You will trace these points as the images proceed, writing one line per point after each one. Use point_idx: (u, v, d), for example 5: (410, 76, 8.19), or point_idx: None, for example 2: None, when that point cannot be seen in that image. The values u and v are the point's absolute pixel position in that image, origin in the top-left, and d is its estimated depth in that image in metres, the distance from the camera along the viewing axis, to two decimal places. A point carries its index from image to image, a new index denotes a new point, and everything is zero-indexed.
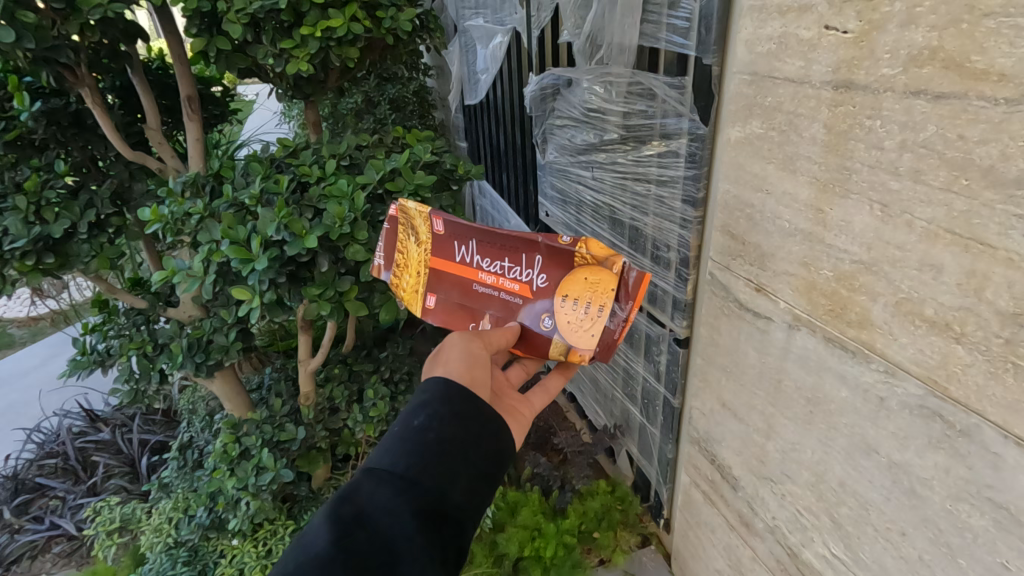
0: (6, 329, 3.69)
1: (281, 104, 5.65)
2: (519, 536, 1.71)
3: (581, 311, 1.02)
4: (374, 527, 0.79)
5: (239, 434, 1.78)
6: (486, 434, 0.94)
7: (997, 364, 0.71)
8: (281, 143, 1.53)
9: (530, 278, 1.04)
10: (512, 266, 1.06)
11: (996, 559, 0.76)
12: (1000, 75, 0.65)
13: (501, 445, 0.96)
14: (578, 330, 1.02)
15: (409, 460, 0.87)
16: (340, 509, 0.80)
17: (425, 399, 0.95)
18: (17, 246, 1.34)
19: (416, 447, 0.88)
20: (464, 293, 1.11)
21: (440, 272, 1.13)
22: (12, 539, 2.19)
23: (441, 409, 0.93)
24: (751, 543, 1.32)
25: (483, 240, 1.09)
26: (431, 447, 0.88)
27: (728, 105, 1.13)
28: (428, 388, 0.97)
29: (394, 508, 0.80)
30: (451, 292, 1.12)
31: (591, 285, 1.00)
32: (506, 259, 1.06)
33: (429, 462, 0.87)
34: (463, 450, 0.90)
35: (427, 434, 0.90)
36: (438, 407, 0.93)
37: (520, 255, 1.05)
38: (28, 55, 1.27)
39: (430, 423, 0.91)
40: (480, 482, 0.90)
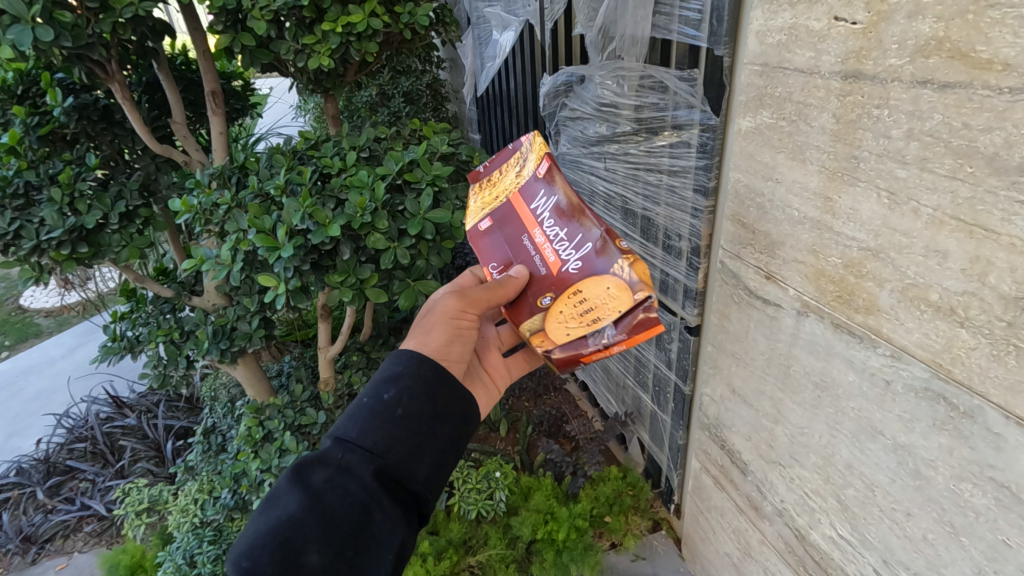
0: (35, 320, 3.81)
1: (297, 98, 5.75)
2: (532, 519, 1.78)
3: (579, 307, 0.93)
4: (340, 493, 0.82)
5: (262, 418, 1.85)
6: (455, 409, 0.95)
7: (1000, 347, 0.73)
8: (303, 136, 1.58)
9: (566, 257, 0.96)
10: (561, 239, 0.98)
11: (998, 537, 0.79)
12: (1004, 65, 0.66)
13: (466, 417, 0.97)
14: (559, 322, 0.96)
15: (378, 435, 0.88)
16: (307, 473, 0.84)
17: (395, 372, 0.95)
18: (53, 236, 1.42)
19: (384, 417, 0.90)
20: (509, 238, 1.06)
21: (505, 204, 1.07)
22: (46, 518, 2.27)
23: (411, 384, 0.93)
24: (760, 526, 1.35)
25: (558, 205, 0.99)
26: (399, 422, 0.90)
27: (739, 95, 1.14)
28: (399, 361, 0.97)
29: (360, 475, 0.84)
30: (498, 220, 1.08)
31: (609, 296, 0.90)
32: (560, 227, 0.98)
33: (396, 440, 0.88)
34: (430, 425, 0.91)
35: (394, 407, 0.90)
36: (408, 380, 0.93)
37: (575, 235, 0.96)
38: (63, 53, 1.33)
39: (401, 397, 0.92)
40: (445, 455, 0.93)
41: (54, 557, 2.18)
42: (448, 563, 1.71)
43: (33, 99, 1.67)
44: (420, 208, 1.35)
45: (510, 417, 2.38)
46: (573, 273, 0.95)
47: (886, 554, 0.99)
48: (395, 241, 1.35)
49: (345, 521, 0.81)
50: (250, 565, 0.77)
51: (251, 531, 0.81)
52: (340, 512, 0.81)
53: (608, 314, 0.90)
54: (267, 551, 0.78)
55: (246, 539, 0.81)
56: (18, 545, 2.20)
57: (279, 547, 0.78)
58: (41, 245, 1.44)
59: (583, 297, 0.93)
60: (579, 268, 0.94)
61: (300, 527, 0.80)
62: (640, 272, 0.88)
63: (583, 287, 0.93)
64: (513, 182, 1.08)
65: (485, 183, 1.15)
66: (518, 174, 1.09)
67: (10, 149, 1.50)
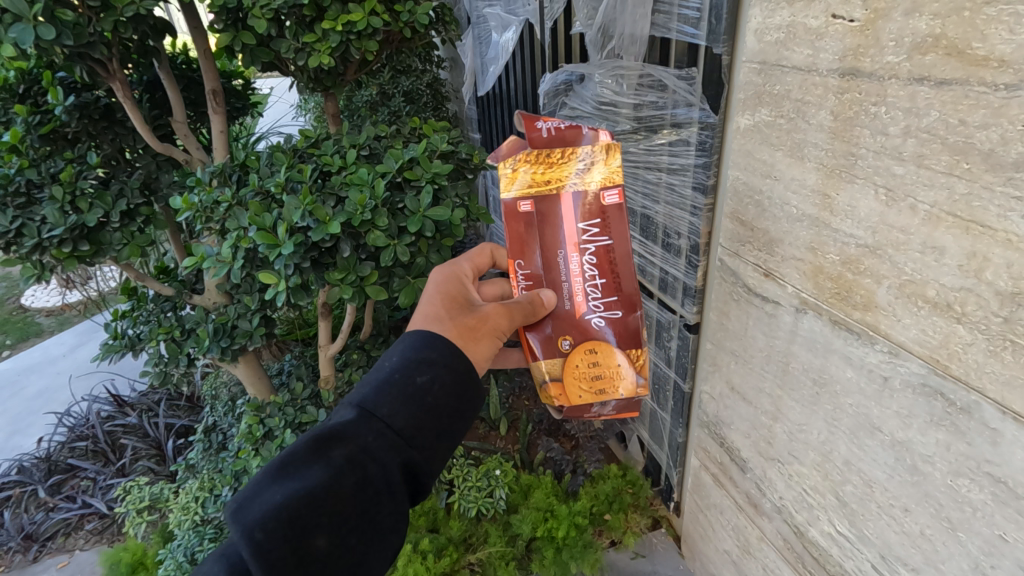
0: (35, 320, 3.82)
1: (297, 98, 5.76)
2: (533, 516, 1.78)
3: (592, 369, 1.04)
4: (363, 476, 0.79)
5: (262, 416, 1.86)
6: (475, 408, 0.94)
7: (996, 342, 0.74)
8: (303, 135, 1.59)
9: (592, 306, 1.04)
10: (597, 284, 1.03)
11: (995, 532, 0.79)
12: (1000, 61, 0.67)
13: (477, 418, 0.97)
14: (572, 372, 1.04)
15: (405, 421, 0.85)
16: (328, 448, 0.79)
17: (430, 356, 0.91)
18: (55, 234, 1.43)
19: (414, 402, 0.86)
20: (542, 241, 1.03)
21: (551, 205, 1.02)
22: (47, 516, 2.28)
23: (445, 375, 0.90)
24: (759, 523, 1.36)
25: (608, 251, 1.02)
26: (427, 411, 0.86)
27: (738, 93, 1.15)
28: (433, 345, 0.93)
29: (385, 461, 0.81)
30: (539, 216, 1.02)
31: (619, 370, 1.04)
32: (597, 272, 1.03)
33: (421, 430, 0.85)
34: (453, 420, 0.89)
35: (425, 394, 0.87)
36: (442, 369, 0.90)
37: (612, 291, 1.03)
38: (64, 52, 1.34)
39: (432, 386, 0.88)
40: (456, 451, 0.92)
41: (55, 555, 2.19)
42: (448, 560, 1.72)
43: (35, 98, 1.68)
44: (420, 205, 1.36)
45: (510, 416, 2.38)
46: (594, 326, 1.04)
47: (884, 550, 0.99)
48: (394, 239, 1.36)
49: (360, 508, 0.78)
50: (260, 539, 0.71)
51: (259, 497, 0.75)
52: (357, 498, 0.78)
53: (613, 388, 1.05)
54: (277, 526, 0.72)
55: (251, 505, 0.74)
56: (20, 543, 2.21)
57: (291, 524, 0.73)
58: (43, 243, 1.45)
59: (596, 359, 1.04)
60: (602, 326, 1.04)
61: (314, 507, 0.75)
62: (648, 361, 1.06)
63: (598, 348, 1.04)
64: (569, 186, 1.01)
65: (540, 154, 1.01)
66: (578, 179, 1.01)
67: (11, 147, 1.52)
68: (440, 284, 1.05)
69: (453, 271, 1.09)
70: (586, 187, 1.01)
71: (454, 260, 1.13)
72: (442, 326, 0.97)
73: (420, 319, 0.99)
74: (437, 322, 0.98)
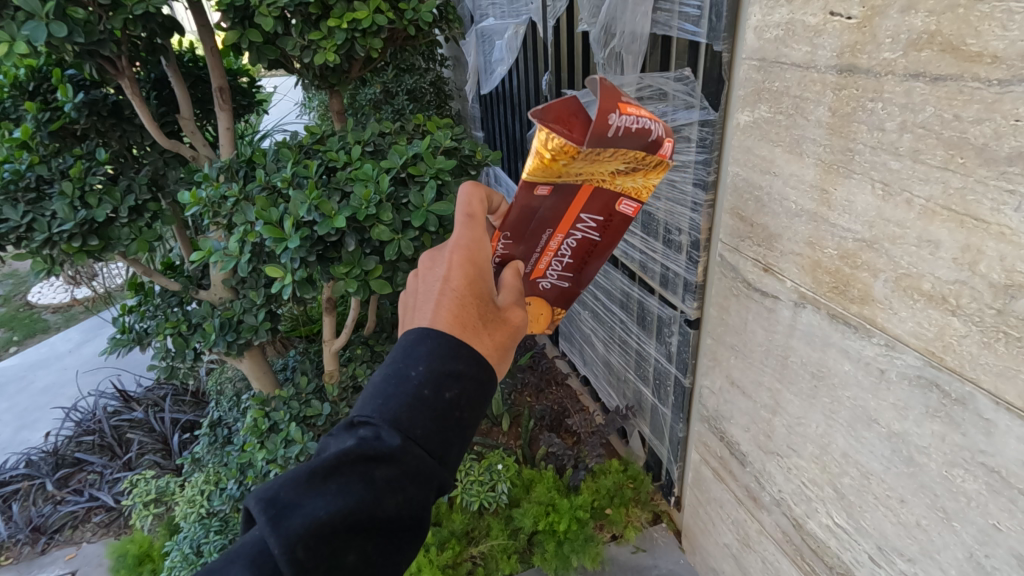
0: (41, 315, 3.85)
1: (299, 97, 5.80)
2: (534, 510, 1.81)
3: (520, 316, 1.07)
4: (403, 501, 0.72)
5: (268, 410, 1.90)
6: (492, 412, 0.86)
7: (989, 334, 0.75)
8: (309, 131, 1.61)
9: (552, 273, 1.04)
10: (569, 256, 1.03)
11: (988, 521, 0.81)
12: (993, 58, 0.68)
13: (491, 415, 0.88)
14: None
15: (436, 436, 0.76)
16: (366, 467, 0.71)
17: (462, 368, 0.79)
18: (65, 228, 1.45)
19: (446, 420, 0.76)
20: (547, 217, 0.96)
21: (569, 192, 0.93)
22: (55, 509, 2.31)
23: (474, 388, 0.79)
24: (758, 516, 1.37)
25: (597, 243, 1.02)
26: (460, 425, 0.78)
27: (737, 90, 1.17)
28: (465, 354, 0.80)
29: (422, 488, 0.73)
30: (549, 201, 0.94)
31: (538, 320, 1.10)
32: (570, 254, 1.02)
33: (452, 446, 0.78)
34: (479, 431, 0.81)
35: (459, 410, 0.77)
36: (473, 381, 0.80)
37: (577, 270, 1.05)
38: (75, 49, 1.37)
39: (464, 399, 0.78)
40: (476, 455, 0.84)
41: (63, 547, 2.21)
42: (450, 553, 1.74)
43: (44, 95, 1.73)
44: (424, 201, 1.38)
45: (511, 412, 2.40)
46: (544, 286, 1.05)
47: (881, 541, 1.01)
48: (398, 234, 1.38)
49: (393, 529, 0.72)
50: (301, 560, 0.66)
51: (298, 510, 0.68)
52: (392, 520, 0.72)
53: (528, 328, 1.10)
54: (316, 550, 0.67)
55: (287, 517, 0.68)
56: (28, 536, 2.23)
57: (326, 550, 0.67)
58: (53, 238, 1.47)
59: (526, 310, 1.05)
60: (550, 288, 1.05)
61: (350, 529, 0.69)
62: None
63: (533, 303, 1.06)
64: (598, 181, 0.92)
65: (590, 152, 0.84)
66: (610, 175, 0.93)
67: (22, 143, 1.54)
68: (464, 278, 0.86)
69: (476, 254, 0.89)
70: (613, 186, 0.95)
71: (471, 234, 0.92)
72: (480, 339, 0.83)
73: (450, 321, 0.82)
74: (474, 332, 0.83)
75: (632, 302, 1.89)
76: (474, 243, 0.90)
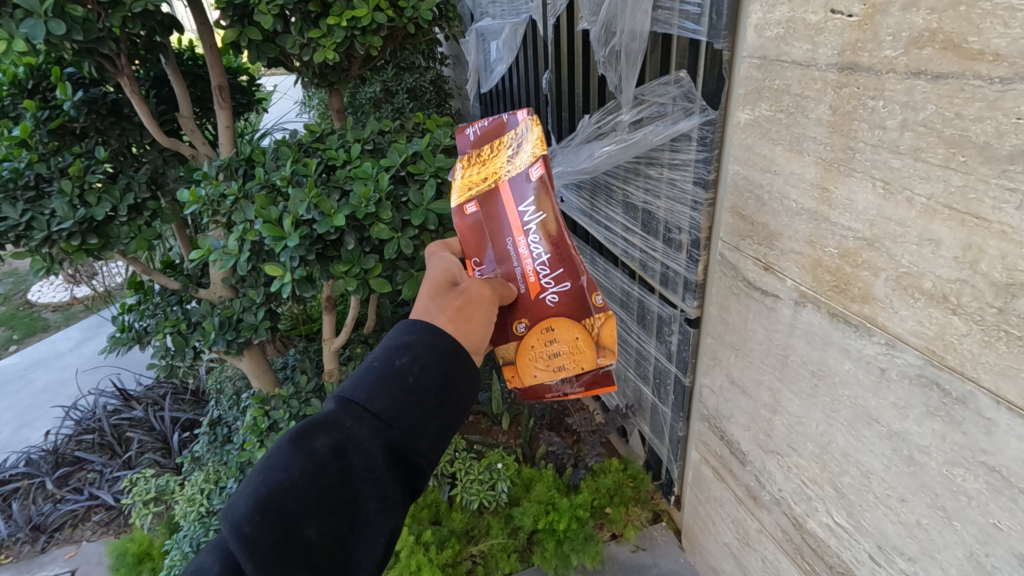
0: (41, 314, 3.86)
1: (298, 96, 5.80)
2: (534, 509, 1.81)
3: (551, 349, 1.06)
4: (348, 465, 0.76)
5: (268, 409, 1.90)
6: (464, 384, 0.88)
7: (990, 333, 0.75)
8: (308, 129, 1.61)
9: (543, 283, 1.04)
10: (540, 256, 1.04)
11: (989, 520, 0.80)
12: (995, 55, 0.68)
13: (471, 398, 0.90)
14: (534, 357, 1.07)
15: (386, 403, 0.80)
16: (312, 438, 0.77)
17: (408, 343, 0.87)
18: (64, 227, 1.45)
19: (395, 388, 0.82)
20: (493, 226, 1.08)
21: (490, 197, 1.09)
22: (55, 508, 2.30)
23: (423, 356, 0.85)
24: (758, 516, 1.37)
25: (549, 225, 1.04)
26: (410, 391, 0.82)
27: (737, 88, 1.16)
28: (413, 333, 0.89)
29: (363, 451, 0.77)
30: (480, 212, 1.09)
31: (575, 347, 1.06)
32: (541, 249, 1.04)
33: (407, 414, 0.81)
34: (440, 398, 0.83)
35: (407, 377, 0.83)
36: (422, 351, 0.86)
37: (559, 266, 1.04)
38: (73, 47, 1.36)
39: (412, 368, 0.84)
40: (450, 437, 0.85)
41: (62, 546, 2.21)
42: (450, 552, 1.74)
43: (44, 92, 1.72)
44: (423, 199, 1.38)
45: (511, 411, 2.40)
46: (548, 303, 1.05)
47: (881, 540, 1.00)
48: (398, 232, 1.38)
49: (349, 499, 0.75)
50: (250, 532, 0.71)
51: (251, 488, 0.74)
52: (344, 486, 0.75)
53: (572, 364, 1.06)
54: (265, 517, 0.72)
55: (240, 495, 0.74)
56: (28, 534, 2.23)
57: (277, 517, 0.72)
58: (52, 236, 1.47)
59: (553, 338, 1.06)
60: (554, 300, 1.04)
61: (300, 497, 0.73)
62: (608, 332, 1.05)
63: (557, 330, 1.05)
64: (500, 172, 1.09)
65: (473, 156, 1.17)
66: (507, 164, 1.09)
67: (21, 142, 1.54)
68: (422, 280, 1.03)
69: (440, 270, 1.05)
70: (514, 168, 1.07)
71: (437, 260, 1.08)
72: (432, 315, 0.92)
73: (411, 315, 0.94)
74: (427, 312, 0.93)
75: (632, 301, 1.89)
76: (441, 263, 1.06)
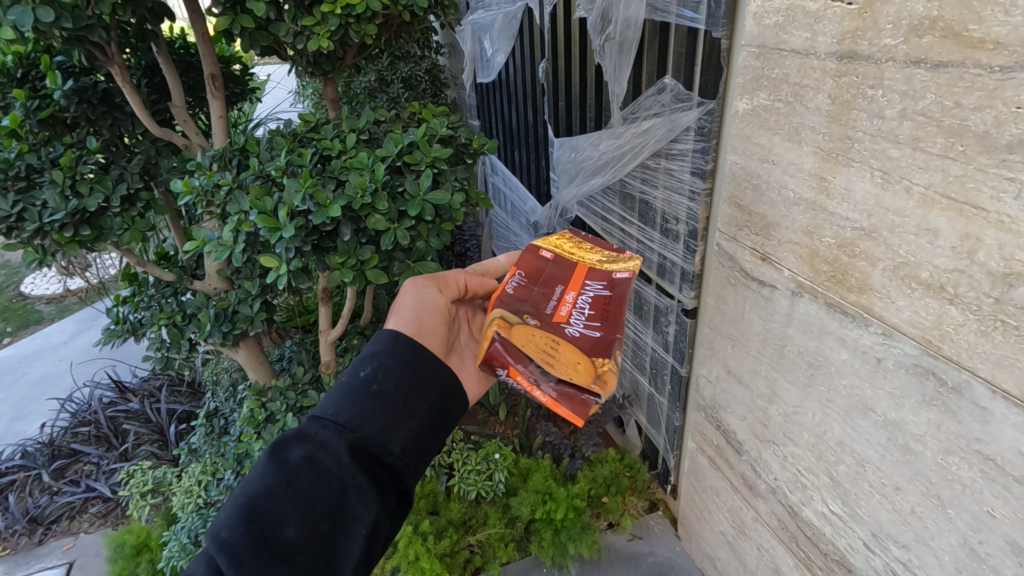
0: (34, 306, 3.83)
1: (291, 84, 5.74)
2: (531, 498, 1.83)
3: (550, 350, 0.95)
4: (319, 469, 0.80)
5: (264, 401, 1.88)
6: (435, 384, 0.93)
7: (987, 323, 0.75)
8: (303, 119, 1.59)
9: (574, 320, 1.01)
10: (585, 308, 1.04)
11: (983, 508, 0.81)
12: (995, 43, 0.67)
13: (444, 397, 0.93)
14: (531, 341, 0.96)
15: (353, 408, 0.86)
16: (284, 448, 0.82)
17: (374, 350, 0.93)
18: (56, 219, 1.43)
19: (362, 394, 0.87)
20: (557, 279, 1.11)
21: (569, 266, 1.15)
22: (51, 500, 2.30)
23: (387, 360, 0.91)
24: (754, 504, 1.38)
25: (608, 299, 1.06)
26: (376, 396, 0.87)
27: (736, 77, 1.16)
28: (378, 341, 0.95)
29: (333, 453, 0.81)
30: (551, 267, 1.15)
31: (575, 364, 0.94)
32: (590, 307, 1.04)
33: (374, 415, 0.86)
34: (406, 399, 0.89)
35: (371, 383, 0.88)
36: (386, 356, 0.92)
37: (599, 317, 1.03)
38: (62, 35, 1.34)
39: (377, 373, 0.89)
40: (424, 435, 0.90)
41: (60, 538, 2.22)
42: (448, 542, 1.75)
43: (33, 82, 1.70)
44: (420, 189, 1.37)
45: (509, 402, 2.41)
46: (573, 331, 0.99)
47: (876, 528, 1.01)
48: (395, 223, 1.37)
49: (322, 500, 0.79)
50: (229, 537, 0.76)
51: (232, 501, 0.79)
52: (318, 488, 0.79)
53: (564, 372, 0.93)
54: (242, 524, 0.76)
55: (222, 510, 0.79)
56: (25, 526, 2.23)
57: (254, 523, 0.76)
58: (44, 227, 1.45)
59: (558, 349, 0.96)
60: (580, 333, 0.99)
61: (274, 502, 0.78)
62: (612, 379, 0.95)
63: (563, 346, 0.96)
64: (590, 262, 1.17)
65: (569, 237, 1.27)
66: (597, 262, 1.17)
67: (11, 132, 1.52)
68: None
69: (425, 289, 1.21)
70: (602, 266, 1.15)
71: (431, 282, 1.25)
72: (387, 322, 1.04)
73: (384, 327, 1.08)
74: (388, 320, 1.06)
75: (629, 292, 1.88)
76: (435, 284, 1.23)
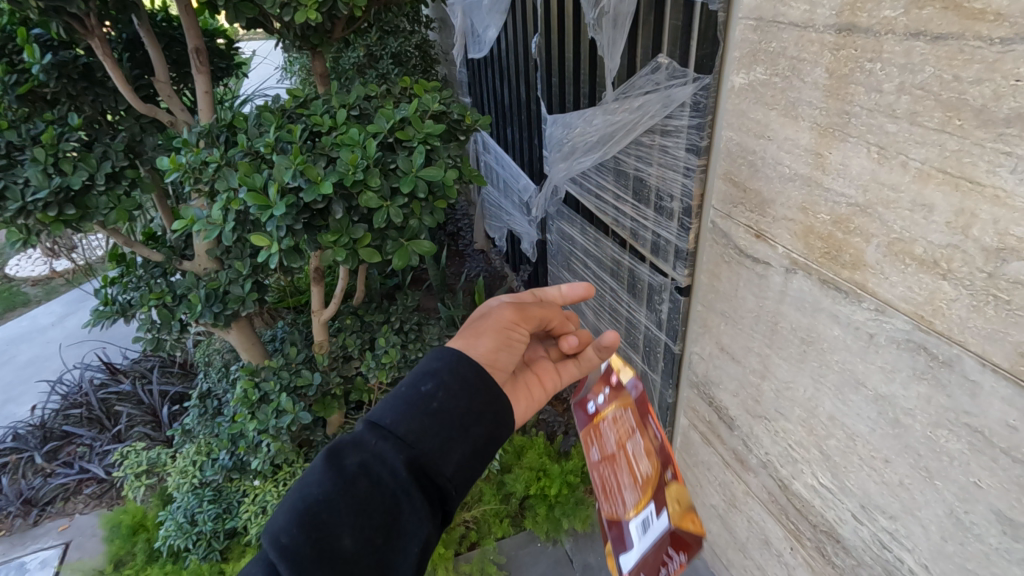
0: (20, 288, 3.78)
1: (276, 60, 5.61)
2: (525, 475, 1.84)
3: None
4: (374, 480, 0.77)
5: (258, 380, 1.86)
6: (495, 407, 0.87)
7: (979, 298, 0.76)
8: (292, 94, 1.56)
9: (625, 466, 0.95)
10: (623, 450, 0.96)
11: (970, 479, 0.83)
12: (996, 15, 0.67)
13: (501, 422, 0.88)
14: None
15: (411, 422, 0.82)
16: (340, 455, 0.80)
17: (435, 366, 0.88)
18: (40, 197, 1.39)
19: (420, 409, 0.83)
20: None
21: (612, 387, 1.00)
22: (45, 482, 2.30)
23: (447, 376, 0.87)
24: (744, 478, 1.41)
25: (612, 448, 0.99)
26: (434, 412, 0.83)
27: (733, 50, 1.14)
28: (440, 357, 0.90)
29: (390, 465, 0.78)
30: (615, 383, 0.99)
31: None
32: None
33: (432, 431, 0.82)
34: (464, 420, 0.84)
35: (431, 401, 0.84)
36: (447, 373, 0.87)
37: None
38: (39, 6, 1.29)
39: (438, 390, 0.85)
40: (479, 454, 0.85)
41: (55, 519, 2.22)
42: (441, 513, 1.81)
43: (9, 56, 1.64)
44: (413, 166, 1.36)
45: None
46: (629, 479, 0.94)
47: (864, 499, 1.04)
48: (387, 201, 1.36)
49: (376, 512, 0.76)
50: (287, 543, 0.74)
51: (288, 503, 0.78)
52: (374, 502, 0.76)
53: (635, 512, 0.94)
54: (297, 528, 0.74)
55: (279, 510, 0.78)
56: (19, 508, 2.22)
57: (308, 530, 0.74)
58: (28, 207, 1.41)
59: None
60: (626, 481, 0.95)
61: (329, 510, 0.75)
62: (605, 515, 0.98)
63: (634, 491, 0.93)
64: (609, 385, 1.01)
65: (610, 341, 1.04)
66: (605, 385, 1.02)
67: None
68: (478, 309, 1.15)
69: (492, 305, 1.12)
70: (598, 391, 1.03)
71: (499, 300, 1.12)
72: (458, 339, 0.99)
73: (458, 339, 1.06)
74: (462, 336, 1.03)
75: (623, 270, 1.88)
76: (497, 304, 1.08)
